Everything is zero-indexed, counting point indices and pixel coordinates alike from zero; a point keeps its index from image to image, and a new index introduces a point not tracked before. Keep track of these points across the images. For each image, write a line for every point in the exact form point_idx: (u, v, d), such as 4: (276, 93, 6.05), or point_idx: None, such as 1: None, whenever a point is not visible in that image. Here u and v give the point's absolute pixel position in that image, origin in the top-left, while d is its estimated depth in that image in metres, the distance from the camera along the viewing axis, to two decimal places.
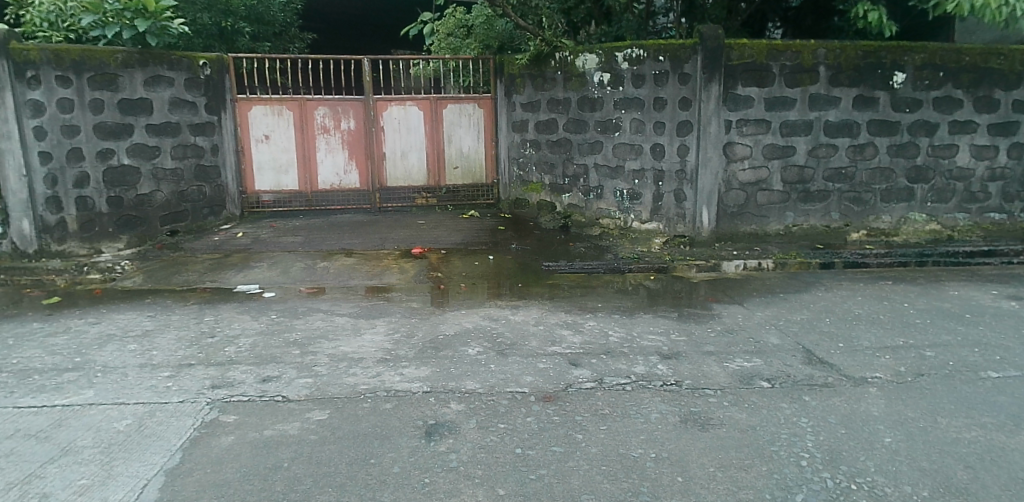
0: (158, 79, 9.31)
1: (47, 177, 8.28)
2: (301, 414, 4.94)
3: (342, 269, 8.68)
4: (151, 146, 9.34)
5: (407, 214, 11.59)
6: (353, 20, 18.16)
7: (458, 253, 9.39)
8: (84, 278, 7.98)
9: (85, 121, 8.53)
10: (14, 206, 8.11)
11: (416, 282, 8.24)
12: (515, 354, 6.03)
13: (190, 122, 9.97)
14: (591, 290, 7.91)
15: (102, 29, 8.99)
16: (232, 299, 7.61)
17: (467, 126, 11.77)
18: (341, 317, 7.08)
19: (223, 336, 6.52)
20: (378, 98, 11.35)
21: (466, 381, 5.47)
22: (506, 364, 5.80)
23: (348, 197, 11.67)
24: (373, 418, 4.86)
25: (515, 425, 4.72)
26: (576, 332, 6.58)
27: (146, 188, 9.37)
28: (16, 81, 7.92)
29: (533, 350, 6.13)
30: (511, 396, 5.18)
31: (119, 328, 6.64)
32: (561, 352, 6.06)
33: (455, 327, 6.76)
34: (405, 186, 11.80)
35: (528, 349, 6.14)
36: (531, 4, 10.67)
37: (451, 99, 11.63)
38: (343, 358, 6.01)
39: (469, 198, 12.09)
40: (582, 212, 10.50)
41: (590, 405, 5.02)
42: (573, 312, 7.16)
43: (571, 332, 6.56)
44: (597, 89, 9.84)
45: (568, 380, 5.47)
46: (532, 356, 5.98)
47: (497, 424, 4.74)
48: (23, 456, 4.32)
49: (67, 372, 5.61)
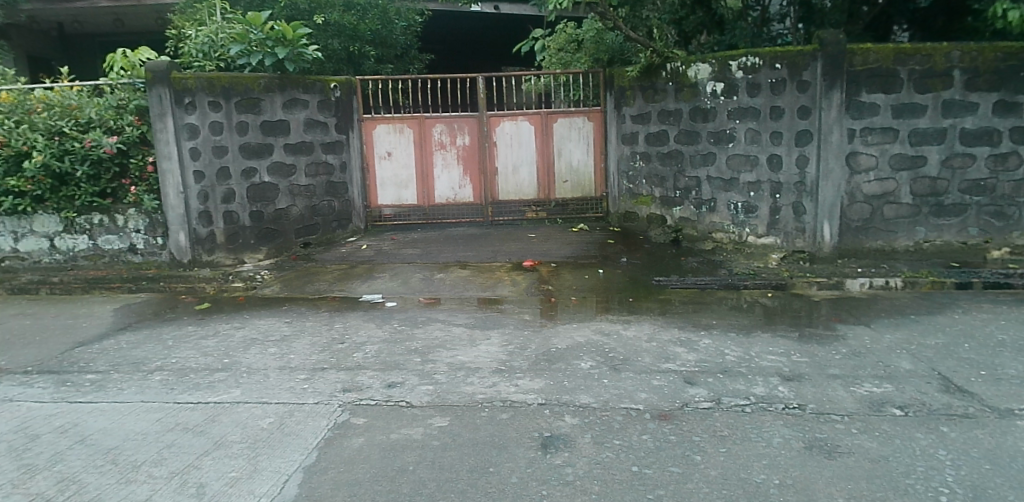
0: (294, 102, 10.01)
1: (200, 193, 9.05)
2: (424, 419, 5.13)
3: (457, 281, 8.94)
4: (288, 163, 10.00)
5: (517, 228, 11.75)
6: (467, 38, 18.72)
7: (568, 266, 9.42)
8: (230, 286, 8.72)
9: (232, 142, 9.26)
10: (174, 219, 8.97)
11: (528, 294, 8.36)
12: (628, 370, 5.96)
13: (322, 142, 10.61)
14: (705, 307, 7.68)
15: (247, 57, 9.65)
16: (358, 307, 8.04)
17: (577, 140, 11.77)
18: (458, 328, 7.30)
19: (351, 342, 6.90)
20: (490, 114, 11.61)
21: (580, 394, 5.47)
22: (620, 380, 5.74)
23: (461, 211, 11.99)
24: (491, 428, 4.96)
25: (631, 443, 4.66)
26: (691, 350, 6.40)
27: (283, 202, 10.05)
28: (176, 107, 8.74)
29: (646, 366, 6.03)
30: (626, 412, 5.12)
31: (261, 332, 7.18)
32: (675, 370, 5.93)
33: (567, 340, 6.77)
34: (516, 200, 11.96)
35: (643, 366, 6.05)
36: (642, 16, 10.39)
37: (562, 113, 11.66)
38: (461, 367, 6.19)
39: (579, 211, 12.04)
40: (695, 225, 10.10)
41: (709, 426, 4.86)
42: (688, 329, 6.97)
43: (685, 350, 6.39)
44: (710, 100, 9.49)
45: (684, 398, 5.34)
46: (646, 372, 5.89)
47: (612, 440, 4.70)
48: (181, 447, 4.53)
49: (217, 372, 6.02)
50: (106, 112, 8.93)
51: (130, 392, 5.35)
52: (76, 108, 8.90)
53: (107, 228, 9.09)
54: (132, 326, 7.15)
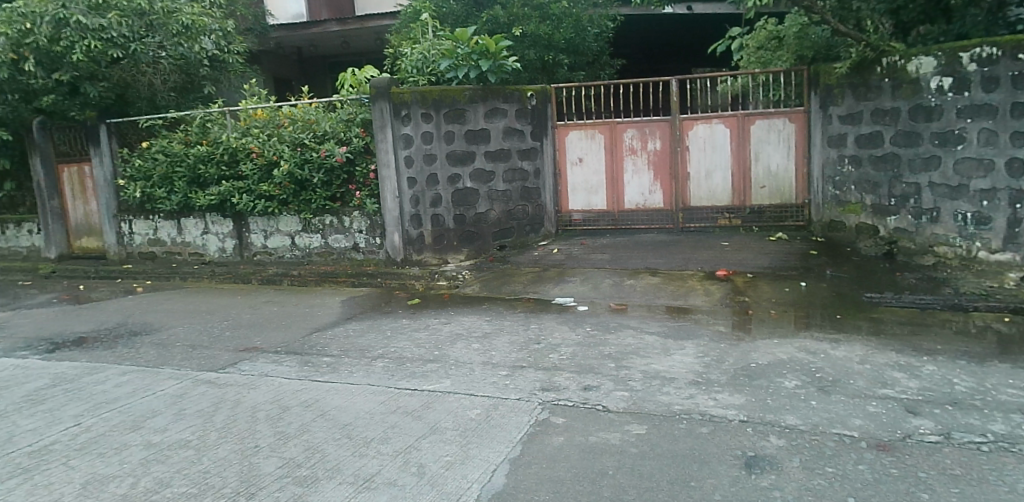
0: (496, 111, 9.76)
1: (411, 198, 9.20)
2: (621, 425, 4.90)
3: (648, 288, 8.41)
4: (488, 170, 9.73)
5: (709, 236, 10.51)
6: (658, 41, 18.17)
7: (768, 276, 8.49)
8: (435, 284, 8.92)
9: (440, 150, 9.30)
10: (390, 221, 9.21)
11: (722, 304, 7.69)
12: (838, 392, 5.26)
13: (519, 148, 10.18)
14: (926, 329, 6.55)
15: (455, 72, 9.67)
16: (550, 309, 7.97)
17: (777, 143, 10.37)
18: (652, 335, 6.92)
19: (548, 343, 6.87)
20: (683, 116, 10.56)
21: (786, 415, 4.91)
22: (830, 403, 5.08)
23: (649, 218, 10.96)
24: (691, 441, 4.60)
25: (846, 472, 4.09)
26: (913, 377, 5.50)
27: (482, 207, 9.76)
28: (395, 120, 9.03)
29: (859, 390, 5.29)
30: (837, 439, 4.51)
31: (463, 328, 7.42)
32: (896, 397, 5.13)
33: (768, 357, 6.12)
34: (708, 206, 10.75)
35: (857, 389, 5.31)
36: (851, 7, 9.11)
37: (760, 114, 10.36)
38: (656, 376, 5.86)
39: (776, 220, 10.60)
40: (911, 238, 8.63)
41: (936, 462, 4.15)
42: (908, 352, 6.01)
43: (906, 376, 5.50)
44: (935, 97, 8.09)
45: (907, 429, 4.61)
46: (860, 396, 5.17)
47: (824, 467, 4.15)
48: (401, 430, 4.76)
49: (430, 362, 6.35)
50: (337, 125, 9.37)
51: (359, 375, 5.77)
52: (314, 122, 9.45)
53: (336, 228, 9.44)
54: (358, 317, 7.72)
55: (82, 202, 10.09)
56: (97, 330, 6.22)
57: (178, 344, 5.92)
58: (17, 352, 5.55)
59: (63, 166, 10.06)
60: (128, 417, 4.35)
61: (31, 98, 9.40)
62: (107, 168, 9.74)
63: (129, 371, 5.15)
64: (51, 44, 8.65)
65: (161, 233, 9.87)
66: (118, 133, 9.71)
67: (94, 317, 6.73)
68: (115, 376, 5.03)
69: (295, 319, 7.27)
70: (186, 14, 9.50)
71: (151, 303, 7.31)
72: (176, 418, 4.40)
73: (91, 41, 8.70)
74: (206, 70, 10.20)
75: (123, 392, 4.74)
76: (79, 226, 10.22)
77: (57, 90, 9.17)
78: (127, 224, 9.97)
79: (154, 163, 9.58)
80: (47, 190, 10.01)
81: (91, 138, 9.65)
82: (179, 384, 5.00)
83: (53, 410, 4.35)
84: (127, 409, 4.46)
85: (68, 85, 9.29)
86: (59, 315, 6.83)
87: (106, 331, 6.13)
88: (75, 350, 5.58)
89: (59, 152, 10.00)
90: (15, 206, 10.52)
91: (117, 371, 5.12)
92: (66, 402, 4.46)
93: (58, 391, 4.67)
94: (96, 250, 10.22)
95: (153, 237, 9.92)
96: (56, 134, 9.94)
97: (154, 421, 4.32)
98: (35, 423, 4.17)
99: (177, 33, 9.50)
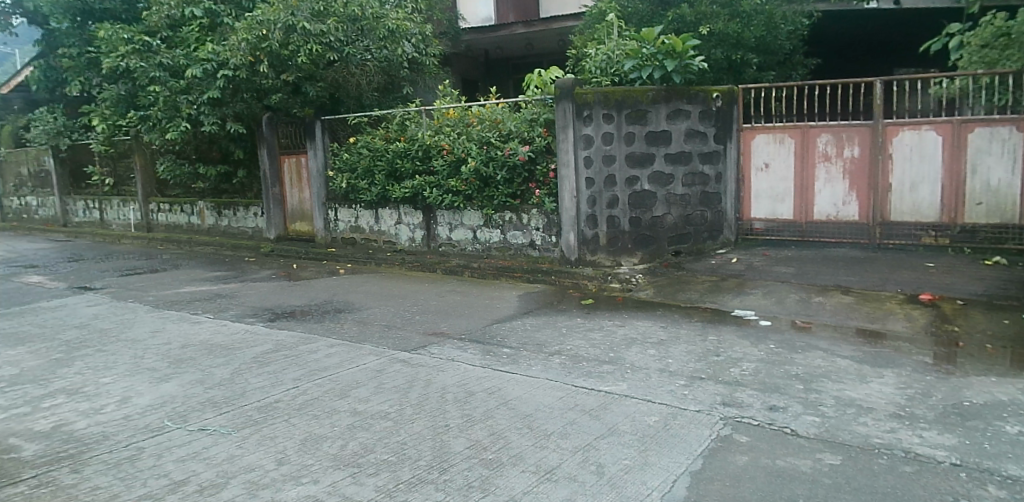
0: (678, 112, 8.97)
1: (588, 198, 8.69)
2: (811, 452, 4.17)
3: (839, 308, 7.35)
4: (668, 172, 8.94)
5: (910, 255, 8.90)
6: (864, 35, 16.23)
7: (983, 306, 7.07)
8: (608, 286, 8.37)
9: (620, 151, 8.64)
10: (565, 220, 8.82)
11: (925, 332, 6.50)
12: None
13: (701, 152, 9.34)
14: None
15: (638, 72, 9.02)
16: (726, 321, 7.14)
17: (1002, 154, 8.51)
18: (845, 360, 5.91)
19: (728, 356, 6.15)
20: (886, 122, 9.03)
21: (1012, 464, 3.91)
22: None
23: (841, 232, 9.57)
24: (893, 479, 3.79)
25: None
26: None
27: (659, 211, 9.02)
28: (576, 120, 8.59)
29: None
30: None
31: (638, 333, 6.86)
32: None
33: (989, 396, 4.95)
34: (909, 222, 9.10)
35: None
36: None
37: (981, 121, 8.56)
38: (851, 403, 4.96)
39: (994, 241, 8.69)
40: None
41: None
42: None
43: None
44: None
45: None
46: None
47: None
48: (580, 426, 4.51)
49: (605, 364, 5.96)
50: (521, 124, 9.15)
51: (538, 369, 5.60)
52: (500, 122, 9.38)
53: (514, 224, 9.25)
54: (535, 312, 7.52)
55: (298, 190, 11.07)
56: (308, 306, 6.77)
57: (375, 323, 6.32)
58: (244, 318, 6.14)
59: (285, 157, 11.13)
60: (337, 385, 4.67)
61: (262, 97, 10.49)
62: (318, 159, 10.57)
63: (336, 344, 5.54)
64: (281, 49, 9.56)
65: (361, 221, 10.48)
66: (330, 128, 10.55)
67: (303, 294, 7.32)
68: (324, 347, 5.41)
69: (479, 309, 7.34)
70: (391, 19, 10.25)
71: (352, 287, 7.81)
72: (377, 389, 4.68)
73: (313, 45, 9.55)
74: (406, 72, 10.85)
75: (332, 361, 5.12)
76: (294, 212, 11.21)
77: (283, 90, 10.19)
78: (333, 212, 10.72)
79: (359, 156, 10.25)
80: (271, 178, 11.13)
81: (309, 133, 10.61)
82: (379, 358, 5.34)
83: (276, 371, 4.75)
84: (336, 377, 4.80)
85: (291, 85, 10.28)
86: (278, 289, 7.56)
87: (315, 307, 6.69)
88: (291, 321, 6.11)
89: (283, 144, 11.10)
90: (247, 191, 11.81)
91: (325, 343, 5.52)
92: (285, 365, 4.90)
93: (280, 355, 5.11)
94: (307, 233, 11.14)
95: (354, 224, 10.57)
96: (281, 128, 11.04)
97: (359, 391, 4.62)
98: (263, 381, 4.54)
99: (384, 38, 10.31)
